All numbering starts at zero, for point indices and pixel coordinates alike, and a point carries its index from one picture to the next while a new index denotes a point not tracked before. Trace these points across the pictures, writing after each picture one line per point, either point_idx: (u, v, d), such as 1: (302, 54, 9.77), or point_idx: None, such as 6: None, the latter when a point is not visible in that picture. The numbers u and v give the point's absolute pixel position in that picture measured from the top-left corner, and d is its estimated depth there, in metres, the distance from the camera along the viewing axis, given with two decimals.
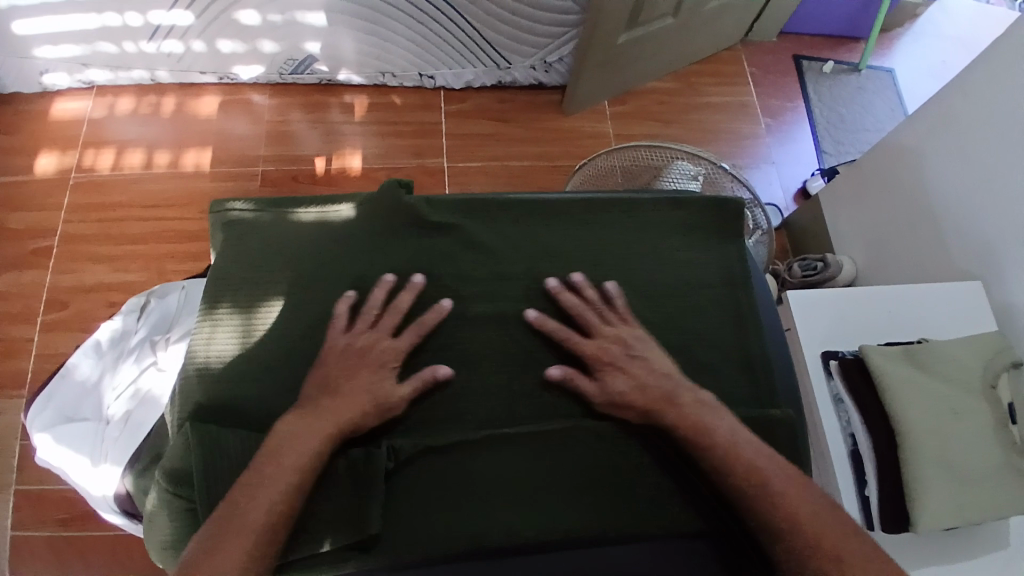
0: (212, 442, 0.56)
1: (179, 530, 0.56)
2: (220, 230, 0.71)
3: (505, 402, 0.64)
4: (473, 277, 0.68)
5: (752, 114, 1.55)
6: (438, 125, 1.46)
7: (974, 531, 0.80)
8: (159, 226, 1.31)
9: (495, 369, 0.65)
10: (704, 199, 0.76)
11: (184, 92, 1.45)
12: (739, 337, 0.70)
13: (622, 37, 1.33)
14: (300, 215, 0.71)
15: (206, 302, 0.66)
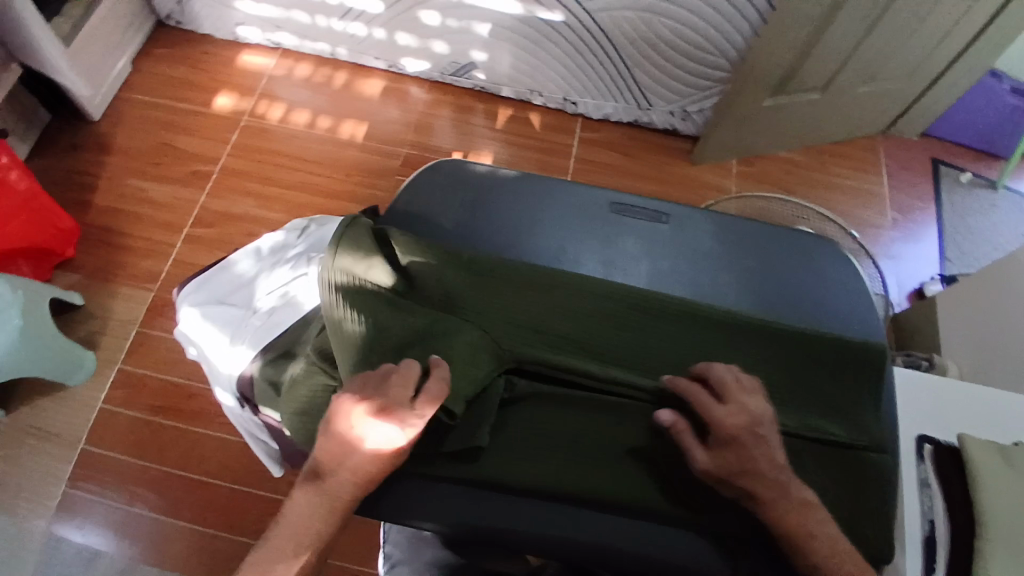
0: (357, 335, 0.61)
1: (314, 400, 0.63)
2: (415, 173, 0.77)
3: (616, 360, 0.65)
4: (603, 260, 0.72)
5: (878, 204, 1.55)
6: (569, 147, 1.55)
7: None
8: (303, 177, 1.45)
9: (614, 333, 0.66)
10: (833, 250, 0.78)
11: (354, 71, 1.62)
12: (853, 375, 0.68)
13: (766, 102, 1.38)
14: (473, 167, 0.77)
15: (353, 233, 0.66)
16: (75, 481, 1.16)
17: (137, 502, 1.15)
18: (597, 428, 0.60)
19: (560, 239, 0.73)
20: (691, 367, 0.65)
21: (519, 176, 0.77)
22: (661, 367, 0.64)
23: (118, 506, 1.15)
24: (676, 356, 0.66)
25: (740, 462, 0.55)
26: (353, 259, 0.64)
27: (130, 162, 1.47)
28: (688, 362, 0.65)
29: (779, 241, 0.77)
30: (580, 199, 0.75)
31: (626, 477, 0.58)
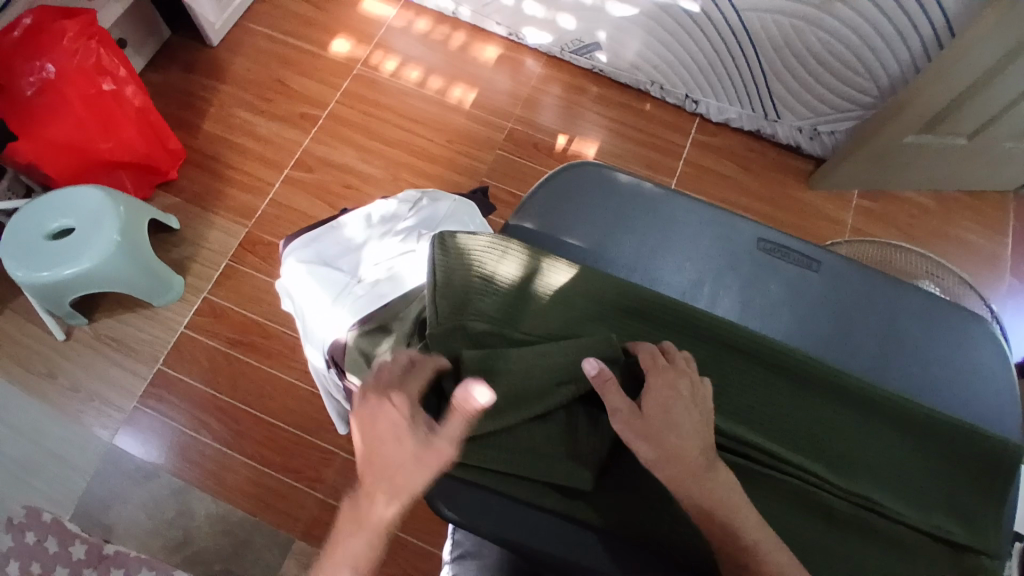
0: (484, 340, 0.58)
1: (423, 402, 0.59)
2: (561, 169, 0.75)
3: (728, 412, 0.61)
4: (722, 304, 0.69)
5: (1000, 268, 1.42)
6: (680, 148, 1.47)
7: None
8: (407, 138, 1.44)
9: (727, 383, 0.63)
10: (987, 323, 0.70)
11: (473, 34, 1.57)
12: (980, 472, 0.61)
13: (909, 138, 1.27)
14: (616, 177, 0.74)
15: (496, 241, 0.65)
16: (151, 398, 1.21)
17: (204, 430, 1.19)
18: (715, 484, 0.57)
19: (688, 271, 0.71)
20: (818, 437, 0.61)
21: (661, 196, 0.74)
22: (772, 430, 0.61)
23: (186, 429, 1.19)
24: (792, 420, 0.62)
25: (663, 451, 0.54)
26: (456, 273, 0.63)
27: (242, 92, 1.48)
28: (816, 432, 0.62)
29: (929, 306, 0.70)
30: (718, 232, 0.72)
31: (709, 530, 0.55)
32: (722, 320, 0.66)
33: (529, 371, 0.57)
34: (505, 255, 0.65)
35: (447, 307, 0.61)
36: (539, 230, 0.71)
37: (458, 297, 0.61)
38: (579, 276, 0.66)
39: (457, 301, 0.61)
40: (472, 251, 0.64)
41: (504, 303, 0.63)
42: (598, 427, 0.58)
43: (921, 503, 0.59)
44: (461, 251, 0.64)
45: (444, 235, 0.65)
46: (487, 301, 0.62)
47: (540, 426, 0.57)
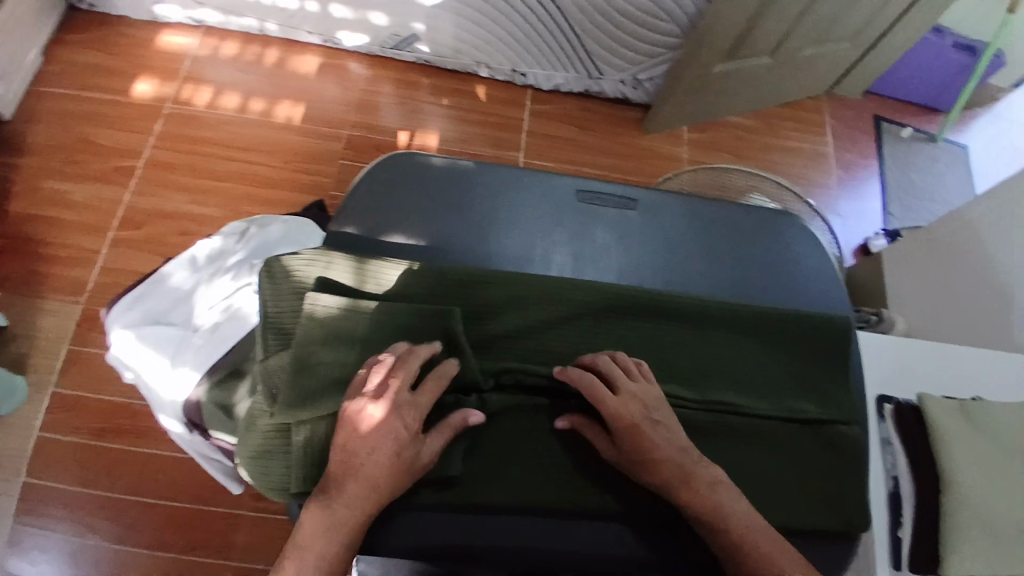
0: (311, 363, 0.56)
1: (271, 441, 0.56)
2: (374, 163, 0.70)
3: (585, 362, 0.62)
4: (559, 257, 0.69)
5: (825, 164, 1.56)
6: (520, 121, 1.50)
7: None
8: (243, 168, 1.36)
9: (578, 335, 0.63)
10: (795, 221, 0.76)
11: (286, 48, 1.51)
12: (819, 353, 0.66)
13: (717, 68, 1.36)
14: (429, 159, 0.71)
15: (313, 253, 0.61)
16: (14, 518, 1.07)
17: (89, 534, 1.07)
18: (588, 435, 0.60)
19: (523, 236, 0.69)
20: (676, 365, 0.64)
21: (480, 169, 0.72)
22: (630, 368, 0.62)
23: (66, 540, 1.07)
24: (645, 353, 0.64)
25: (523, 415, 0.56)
26: (277, 297, 0.59)
27: (41, 160, 1.33)
28: (669, 358, 0.64)
29: (745, 220, 0.75)
30: (542, 191, 0.72)
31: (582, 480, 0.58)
32: (563, 280, 0.66)
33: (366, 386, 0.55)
34: (328, 263, 0.60)
35: (275, 336, 0.59)
36: (362, 231, 0.64)
37: (284, 321, 0.59)
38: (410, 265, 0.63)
39: (284, 326, 0.59)
40: (289, 272, 0.60)
41: (327, 318, 0.57)
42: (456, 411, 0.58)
43: (775, 396, 0.64)
44: (277, 276, 0.60)
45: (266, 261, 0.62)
46: (306, 320, 0.57)
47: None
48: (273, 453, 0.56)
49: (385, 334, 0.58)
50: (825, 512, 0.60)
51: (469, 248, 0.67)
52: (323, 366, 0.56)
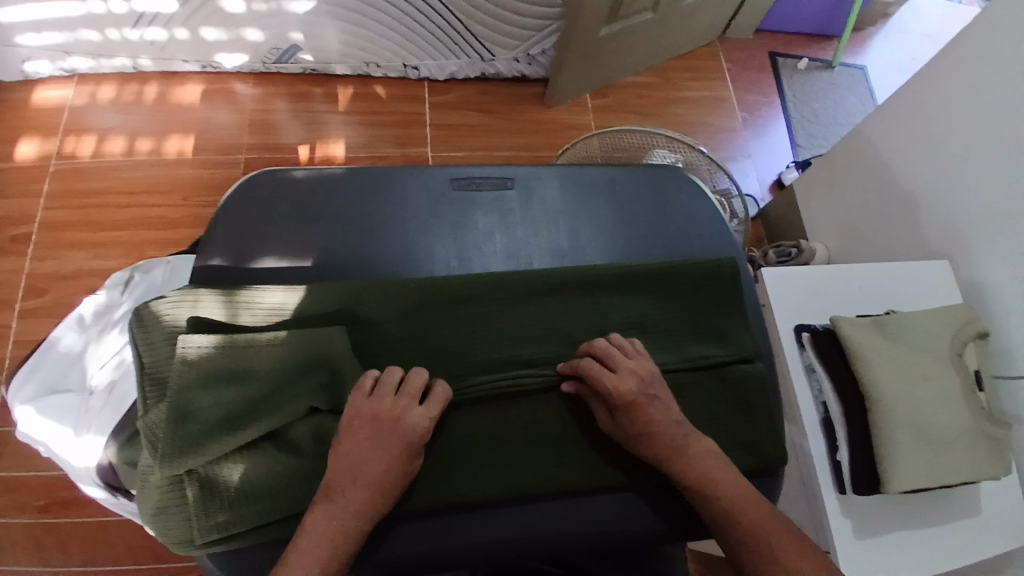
0: (189, 410, 0.52)
1: (166, 495, 0.53)
2: (234, 188, 0.65)
3: (481, 351, 0.62)
4: (440, 252, 0.66)
5: (729, 108, 1.59)
6: (422, 116, 1.47)
7: (953, 502, 0.86)
8: (145, 212, 1.31)
9: (468, 330, 0.62)
10: (673, 170, 0.75)
11: (166, 81, 1.45)
12: (710, 299, 0.67)
13: (604, 31, 1.37)
14: (291, 173, 0.67)
15: (180, 293, 0.58)
16: None
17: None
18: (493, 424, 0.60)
19: (400, 237, 0.66)
20: (572, 337, 0.64)
21: (346, 174, 0.67)
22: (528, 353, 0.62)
23: None
24: (540, 333, 0.64)
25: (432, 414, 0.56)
26: (148, 345, 0.56)
27: None
28: (565, 334, 0.64)
29: (626, 179, 0.74)
30: (414, 186, 0.68)
31: (498, 469, 0.59)
32: (447, 275, 0.64)
33: (256, 421, 0.54)
34: (196, 302, 0.58)
35: (151, 388, 0.55)
36: (232, 261, 0.62)
37: (159, 370, 0.55)
38: (287, 292, 0.61)
39: (160, 374, 0.55)
40: (158, 317, 0.57)
41: (203, 358, 0.54)
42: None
43: (674, 349, 0.65)
44: (145, 322, 0.56)
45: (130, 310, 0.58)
46: (179, 364, 0.53)
47: (293, 457, 0.56)
48: (169, 507, 0.53)
49: (266, 365, 0.56)
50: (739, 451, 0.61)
51: (343, 259, 0.64)
52: (204, 409, 0.53)
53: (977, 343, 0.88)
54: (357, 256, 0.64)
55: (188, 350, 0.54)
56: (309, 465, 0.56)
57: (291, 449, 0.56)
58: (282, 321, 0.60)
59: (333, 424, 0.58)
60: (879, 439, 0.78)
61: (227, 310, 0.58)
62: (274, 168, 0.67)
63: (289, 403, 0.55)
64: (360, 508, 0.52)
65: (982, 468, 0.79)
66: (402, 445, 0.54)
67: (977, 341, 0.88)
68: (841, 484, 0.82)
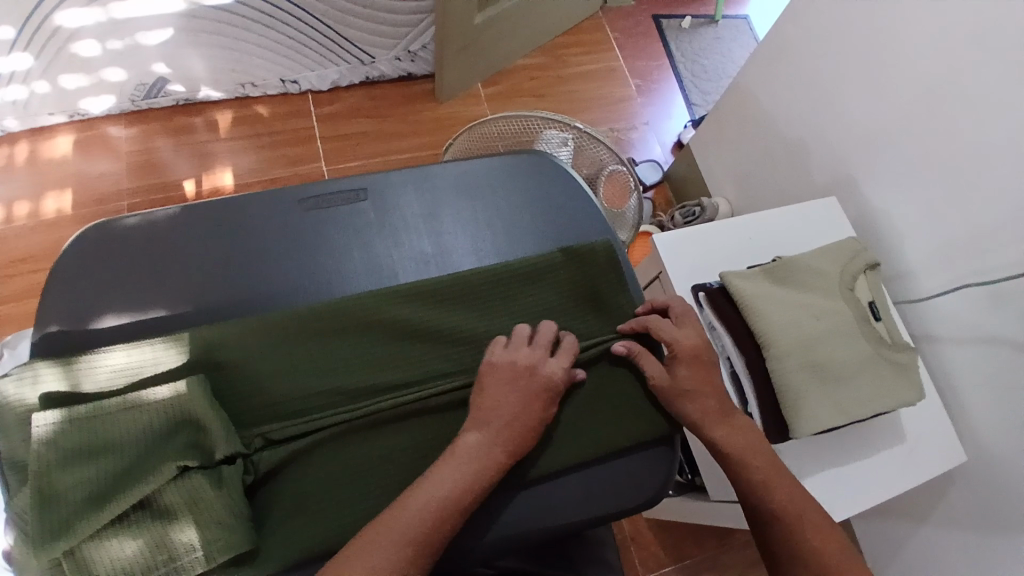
0: (49, 492, 0.48)
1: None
2: (67, 247, 0.61)
3: (355, 374, 0.61)
4: (296, 280, 0.64)
5: (621, 78, 1.59)
6: (312, 130, 1.43)
7: (876, 430, 0.88)
8: (32, 280, 1.24)
9: (340, 356, 0.61)
10: (533, 155, 0.75)
11: (33, 137, 1.36)
12: (582, 283, 0.69)
13: (479, 18, 1.35)
14: (124, 221, 0.63)
15: (26, 370, 0.54)
16: None
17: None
18: (377, 450, 0.59)
19: (252, 270, 0.63)
20: (446, 345, 0.64)
21: (182, 213, 0.64)
22: (405, 369, 0.62)
23: None
24: (414, 346, 0.63)
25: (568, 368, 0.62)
26: (1, 432, 0.52)
27: None
28: (441, 342, 0.64)
29: (487, 173, 0.73)
30: (262, 213, 0.65)
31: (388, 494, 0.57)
32: (305, 305, 0.62)
33: (123, 491, 0.49)
34: (37, 377, 0.53)
35: (11, 474, 0.51)
36: (67, 326, 0.58)
37: (12, 454, 0.51)
38: (148, 348, 0.56)
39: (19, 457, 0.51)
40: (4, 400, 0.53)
41: (55, 434, 0.50)
42: (221, 484, 0.53)
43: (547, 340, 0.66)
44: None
45: None
46: (31, 444, 0.49)
47: (170, 524, 0.50)
48: None
49: (128, 429, 0.51)
50: (625, 428, 0.64)
51: (193, 302, 0.61)
52: (67, 488, 0.49)
53: (867, 273, 0.90)
54: (208, 298, 0.61)
55: (41, 427, 0.50)
56: (199, 528, 0.50)
57: (168, 516, 0.50)
58: (143, 380, 0.56)
59: (203, 482, 0.52)
60: (785, 387, 0.79)
61: (85, 377, 0.55)
62: (109, 218, 0.63)
63: (158, 466, 0.51)
64: (500, 443, 0.55)
65: (890, 396, 0.81)
66: (542, 394, 0.59)
67: (867, 272, 0.90)
68: None
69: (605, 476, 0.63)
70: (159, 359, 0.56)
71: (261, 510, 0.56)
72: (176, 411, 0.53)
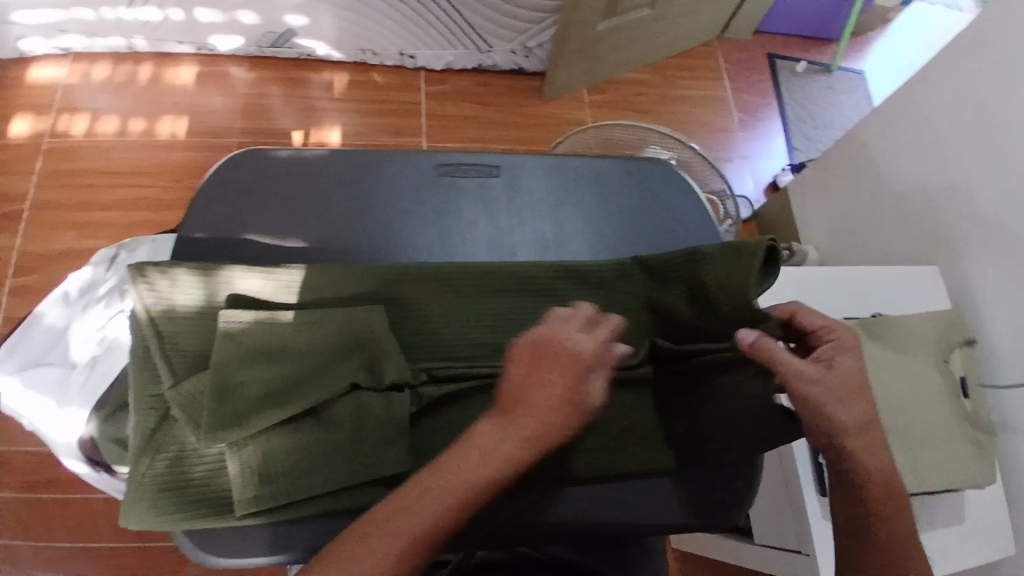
0: (233, 384, 0.51)
1: (201, 466, 0.54)
2: (219, 166, 0.64)
3: (473, 337, 0.62)
4: (422, 240, 0.66)
5: (726, 109, 1.59)
6: (418, 105, 1.47)
7: (944, 509, 0.85)
8: (132, 194, 1.31)
9: (459, 315, 0.62)
10: (654, 162, 0.75)
11: (160, 62, 1.44)
12: None
13: (601, 26, 1.36)
14: (276, 152, 0.66)
15: (204, 270, 0.56)
16: None
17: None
18: (491, 416, 0.60)
19: (386, 221, 0.66)
20: None
21: (329, 156, 0.67)
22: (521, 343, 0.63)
23: None
24: (532, 320, 0.64)
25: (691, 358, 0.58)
26: (177, 322, 0.55)
27: None
28: None
29: (613, 172, 0.73)
30: (398, 171, 0.68)
31: None
32: (486, 265, 0.64)
33: (301, 398, 0.52)
34: (175, 281, 0.55)
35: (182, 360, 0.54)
36: (211, 235, 0.61)
37: (178, 344, 0.54)
38: (319, 275, 0.60)
39: (193, 349, 0.55)
40: (180, 292, 0.55)
41: (244, 332, 0.53)
42: (391, 407, 0.56)
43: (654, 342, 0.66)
44: (168, 296, 0.55)
45: (128, 281, 0.55)
46: (221, 337, 0.52)
47: (336, 434, 0.54)
48: (202, 479, 0.53)
49: (304, 342, 0.54)
50: None
51: (323, 241, 0.63)
52: (250, 383, 0.52)
53: (964, 349, 0.88)
54: (337, 240, 0.64)
55: (232, 324, 0.53)
56: (365, 442, 0.54)
57: (332, 429, 0.54)
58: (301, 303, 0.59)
59: (374, 402, 0.56)
60: None
61: (262, 288, 0.58)
62: (263, 147, 0.67)
63: (331, 381, 0.54)
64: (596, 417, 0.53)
65: (971, 473, 0.79)
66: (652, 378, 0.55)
67: (964, 348, 0.88)
68: (822, 485, 0.83)
69: (699, 489, 0.62)
70: (331, 286, 0.60)
71: (421, 441, 0.58)
72: (337, 334, 0.57)
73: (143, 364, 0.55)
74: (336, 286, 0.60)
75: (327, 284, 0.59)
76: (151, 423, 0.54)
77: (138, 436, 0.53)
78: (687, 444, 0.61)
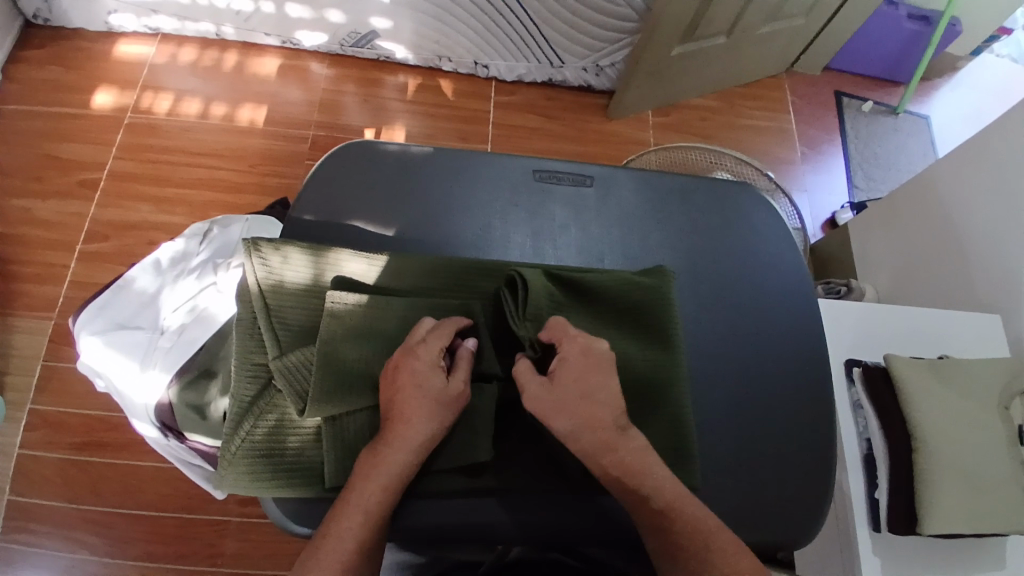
0: (339, 360, 0.54)
1: (297, 437, 0.55)
2: (330, 154, 0.68)
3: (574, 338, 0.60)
4: (516, 241, 0.68)
5: (789, 142, 1.59)
6: (486, 113, 1.51)
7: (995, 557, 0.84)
8: (206, 174, 1.36)
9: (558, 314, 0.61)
10: (741, 186, 0.76)
11: (245, 51, 1.50)
12: (779, 320, 0.69)
13: (675, 50, 1.38)
14: (384, 146, 0.69)
15: (314, 250, 0.60)
16: (15, 532, 1.07)
17: (79, 545, 1.07)
18: None
19: (484, 220, 0.68)
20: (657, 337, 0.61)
21: (432, 153, 0.70)
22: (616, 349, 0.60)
23: (60, 552, 1.06)
24: (629, 327, 0.62)
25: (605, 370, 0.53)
26: (287, 296, 0.57)
27: (8, 180, 1.31)
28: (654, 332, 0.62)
29: (702, 191, 0.75)
30: (497, 173, 0.70)
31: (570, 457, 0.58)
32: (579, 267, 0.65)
33: None
34: (286, 258, 0.58)
35: (289, 333, 0.56)
36: (320, 217, 0.64)
37: (285, 318, 0.57)
38: (419, 265, 0.62)
39: (299, 323, 0.57)
40: (291, 269, 0.58)
41: (350, 311, 0.56)
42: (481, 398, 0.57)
43: (735, 360, 0.66)
44: (280, 271, 0.58)
45: (243, 253, 0.57)
46: (330, 315, 0.55)
47: None
48: (295, 449, 0.55)
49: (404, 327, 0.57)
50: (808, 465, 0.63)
51: (423, 234, 0.66)
52: (354, 361, 0.54)
53: (1022, 397, 0.86)
54: (435, 234, 0.66)
55: (339, 303, 0.56)
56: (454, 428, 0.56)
57: None
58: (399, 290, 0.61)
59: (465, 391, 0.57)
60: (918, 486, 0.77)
61: (364, 272, 0.61)
62: (371, 140, 0.70)
63: None
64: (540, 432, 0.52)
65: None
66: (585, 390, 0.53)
67: (1023, 396, 0.86)
68: (876, 522, 0.82)
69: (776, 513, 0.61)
70: (429, 276, 0.62)
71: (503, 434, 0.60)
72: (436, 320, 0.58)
73: (247, 333, 0.57)
74: (435, 277, 0.62)
75: (426, 274, 0.62)
76: (251, 390, 0.55)
77: (238, 401, 0.55)
78: (755, 462, 0.62)
